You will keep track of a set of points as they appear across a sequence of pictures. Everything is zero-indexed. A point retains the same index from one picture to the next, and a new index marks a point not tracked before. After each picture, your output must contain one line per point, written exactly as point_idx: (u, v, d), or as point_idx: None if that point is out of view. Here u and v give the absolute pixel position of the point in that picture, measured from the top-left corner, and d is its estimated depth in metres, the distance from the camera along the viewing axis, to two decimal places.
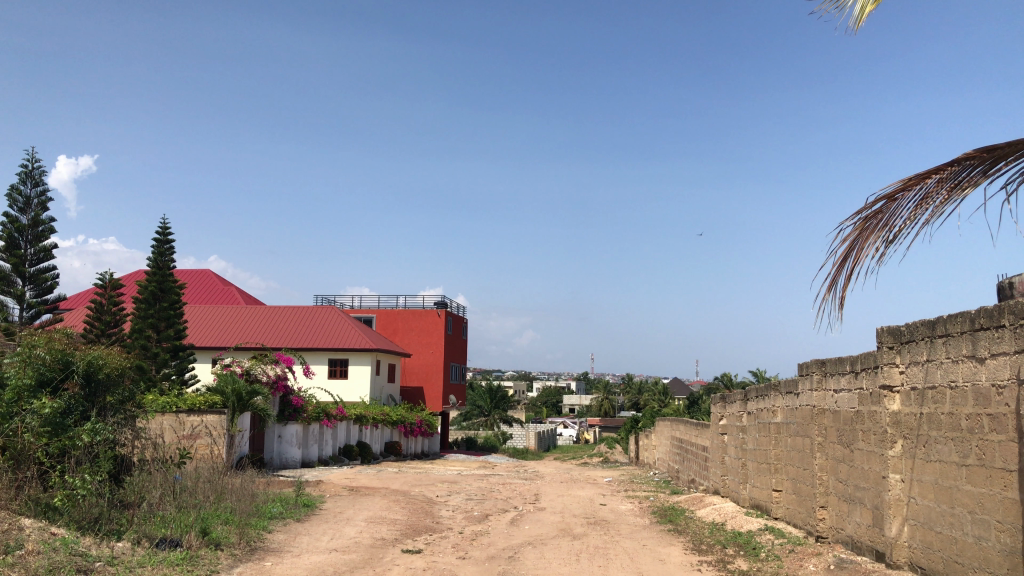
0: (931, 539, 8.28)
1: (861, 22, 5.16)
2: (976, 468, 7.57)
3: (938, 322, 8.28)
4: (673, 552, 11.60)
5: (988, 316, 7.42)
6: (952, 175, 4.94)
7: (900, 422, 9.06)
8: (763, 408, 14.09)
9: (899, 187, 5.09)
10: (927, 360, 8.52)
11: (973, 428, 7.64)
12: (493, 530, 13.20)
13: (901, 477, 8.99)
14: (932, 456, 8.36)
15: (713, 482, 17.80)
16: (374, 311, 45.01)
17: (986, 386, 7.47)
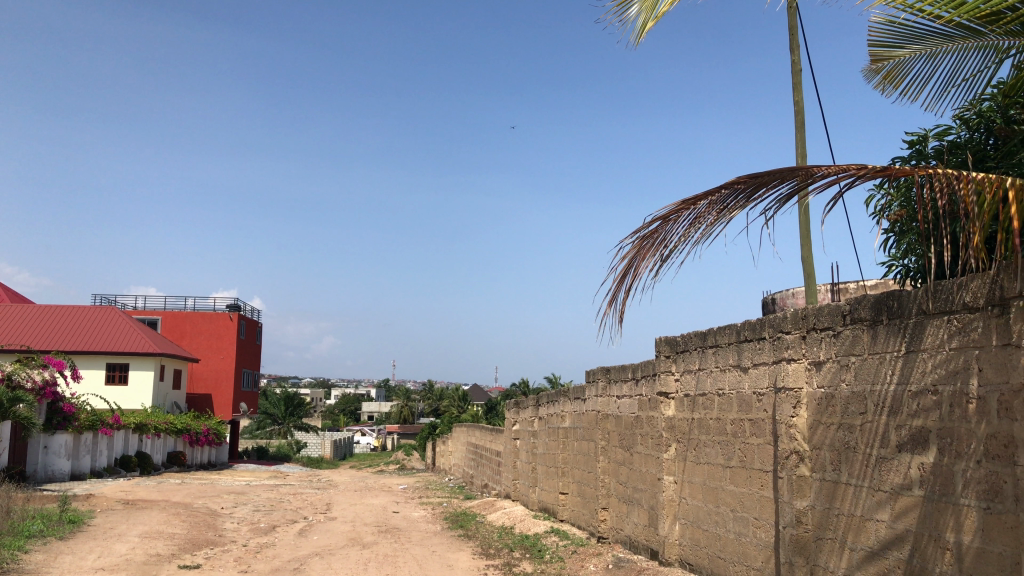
0: (698, 536, 8.87)
1: (642, 39, 5.54)
2: (738, 469, 8.19)
3: (708, 333, 8.91)
4: (461, 558, 11.73)
5: (752, 329, 8.06)
6: (721, 199, 5.36)
7: (674, 427, 9.64)
8: (552, 414, 14.58)
9: (674, 209, 5.48)
10: (699, 368, 9.13)
11: (736, 432, 8.27)
12: (279, 542, 12.79)
13: (674, 479, 9.53)
14: (701, 458, 8.95)
15: (504, 486, 18.20)
16: (159, 312, 42.62)
17: (748, 393, 8.10)
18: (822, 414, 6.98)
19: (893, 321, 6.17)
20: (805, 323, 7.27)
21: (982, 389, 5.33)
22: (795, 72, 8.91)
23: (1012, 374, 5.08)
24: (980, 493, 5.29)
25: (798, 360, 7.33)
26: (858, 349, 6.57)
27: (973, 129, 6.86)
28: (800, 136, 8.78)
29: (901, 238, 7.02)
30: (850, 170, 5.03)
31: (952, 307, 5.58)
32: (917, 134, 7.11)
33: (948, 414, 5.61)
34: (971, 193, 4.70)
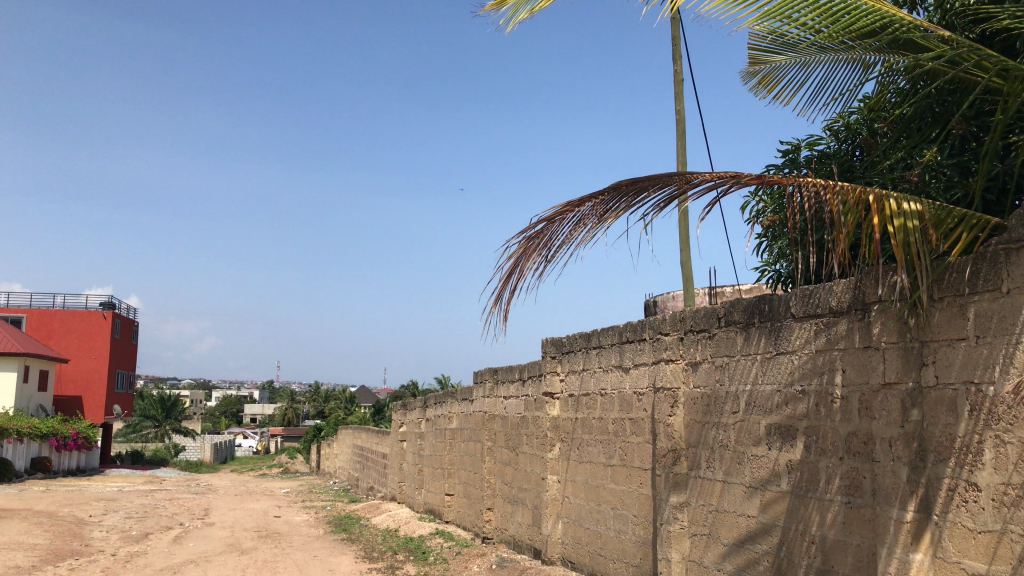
0: (579, 535, 9.00)
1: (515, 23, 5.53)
2: (619, 468, 8.34)
3: (593, 334, 9.06)
4: (343, 561, 11.54)
5: (633, 330, 8.24)
6: (604, 202, 5.45)
7: (558, 427, 9.76)
8: (440, 415, 14.52)
9: (559, 210, 5.54)
10: (583, 369, 9.26)
11: (617, 431, 8.43)
12: (151, 550, 12.28)
13: (557, 478, 9.64)
14: (584, 457, 9.08)
15: (390, 489, 18.03)
16: (26, 311, 40.31)
17: (629, 393, 8.28)
18: (697, 413, 7.19)
19: (765, 323, 6.42)
20: (683, 325, 7.48)
21: (845, 388, 5.59)
22: (678, 81, 9.17)
23: (872, 375, 5.35)
24: (842, 488, 5.55)
25: (676, 361, 7.52)
26: (731, 350, 6.80)
27: (841, 141, 7.20)
28: (682, 143, 9.03)
29: (773, 243, 7.30)
30: (725, 178, 5.19)
31: (819, 311, 5.84)
32: (790, 144, 7.41)
33: (814, 412, 5.86)
34: (836, 203, 4.93)
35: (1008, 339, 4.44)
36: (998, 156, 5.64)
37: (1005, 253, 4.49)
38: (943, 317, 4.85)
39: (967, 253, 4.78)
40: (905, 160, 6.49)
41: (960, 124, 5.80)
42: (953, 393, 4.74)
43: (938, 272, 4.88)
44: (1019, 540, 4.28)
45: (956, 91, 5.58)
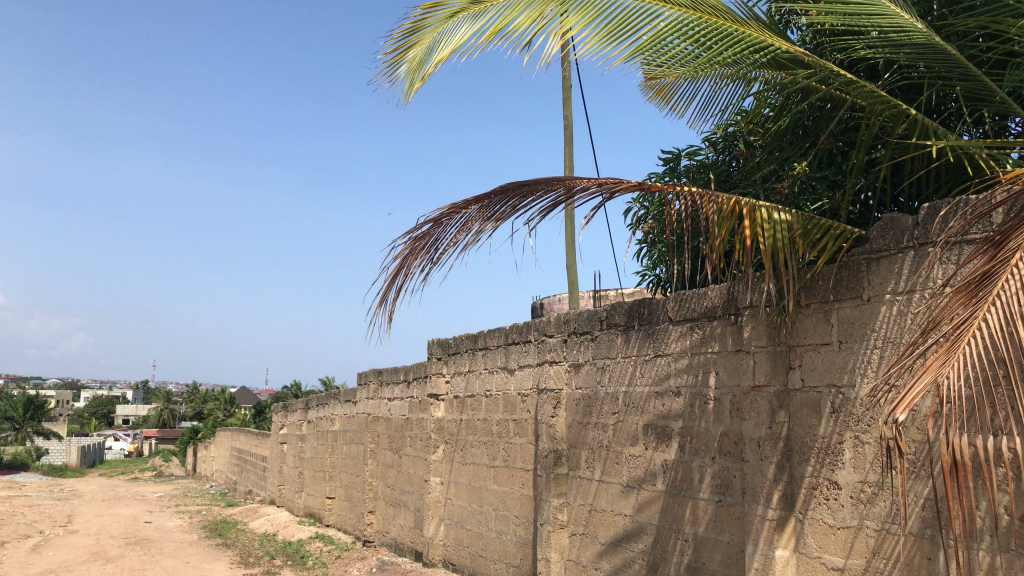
0: (461, 536, 8.99)
1: (409, 98, 5.59)
2: (501, 469, 8.38)
3: (479, 336, 9.07)
4: (217, 568, 11.17)
5: (518, 332, 8.30)
6: (490, 205, 5.47)
7: (442, 428, 9.72)
8: (322, 416, 14.25)
9: (446, 213, 5.53)
10: (468, 370, 9.26)
11: (500, 433, 8.46)
12: (7, 560, 11.56)
13: (440, 480, 9.59)
14: (467, 459, 9.07)
15: (269, 492, 17.59)
16: None
17: (513, 395, 8.32)
18: (578, 414, 7.30)
19: (644, 326, 6.56)
20: (566, 327, 7.57)
21: (718, 390, 5.77)
22: (566, 87, 9.31)
23: (743, 378, 5.54)
24: (714, 487, 5.73)
25: (559, 362, 7.62)
26: (612, 352, 6.93)
27: (719, 152, 7.44)
28: (569, 148, 9.16)
29: (653, 248, 7.48)
30: (608, 184, 5.28)
31: (696, 315, 6.01)
32: (671, 153, 7.60)
33: (688, 413, 6.03)
34: (713, 211, 5.08)
35: (867, 344, 4.68)
36: (862, 171, 5.96)
37: (866, 263, 4.73)
38: (809, 322, 5.07)
39: (832, 261, 5.02)
40: (777, 172, 6.76)
41: (828, 139, 6.09)
42: (817, 395, 4.96)
43: (805, 280, 5.10)
44: (874, 535, 4.51)
45: (825, 108, 5.86)
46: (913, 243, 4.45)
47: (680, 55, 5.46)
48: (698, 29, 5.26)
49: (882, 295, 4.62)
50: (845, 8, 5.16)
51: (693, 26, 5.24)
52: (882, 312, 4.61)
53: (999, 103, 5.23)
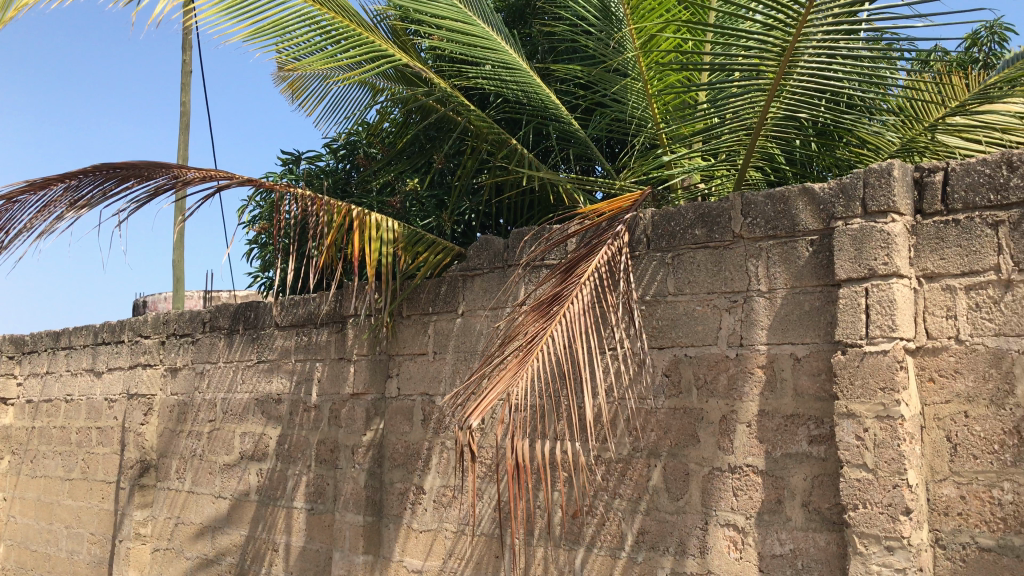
0: (24, 559, 7.94)
1: None
2: (78, 482, 7.55)
3: (62, 333, 8.10)
4: None
5: (110, 331, 7.55)
6: (77, 186, 4.90)
7: (9, 437, 8.53)
8: None
9: (22, 189, 4.86)
10: (47, 372, 8.23)
11: (81, 441, 7.63)
12: None
13: (3, 496, 8.38)
14: (36, 471, 8.06)
15: None
16: None
17: (99, 400, 7.56)
18: (172, 421, 6.83)
19: (249, 330, 6.33)
20: (164, 328, 7.04)
21: (318, 398, 5.73)
22: (185, 72, 8.74)
23: (342, 385, 5.56)
24: (307, 495, 5.65)
25: (154, 365, 7.07)
26: (213, 356, 6.59)
27: (340, 160, 7.30)
28: (183, 137, 8.58)
29: (264, 250, 7.26)
30: (221, 176, 5.03)
31: (301, 321, 5.93)
32: (291, 154, 7.39)
33: (287, 420, 5.92)
34: (321, 217, 5.03)
35: (457, 355, 4.95)
36: (467, 193, 6.32)
37: (462, 279, 5.01)
38: (408, 332, 5.24)
39: (430, 276, 5.23)
40: (391, 186, 6.90)
41: (440, 159, 6.37)
42: (410, 403, 5.14)
43: (408, 292, 5.26)
44: (451, 536, 4.75)
45: (441, 128, 6.11)
46: (502, 263, 4.80)
47: (303, 43, 5.29)
48: (332, 23, 5.25)
49: (473, 311, 4.91)
50: (463, 39, 5.44)
51: (327, 21, 5.21)
52: (473, 326, 4.90)
53: (583, 143, 5.88)
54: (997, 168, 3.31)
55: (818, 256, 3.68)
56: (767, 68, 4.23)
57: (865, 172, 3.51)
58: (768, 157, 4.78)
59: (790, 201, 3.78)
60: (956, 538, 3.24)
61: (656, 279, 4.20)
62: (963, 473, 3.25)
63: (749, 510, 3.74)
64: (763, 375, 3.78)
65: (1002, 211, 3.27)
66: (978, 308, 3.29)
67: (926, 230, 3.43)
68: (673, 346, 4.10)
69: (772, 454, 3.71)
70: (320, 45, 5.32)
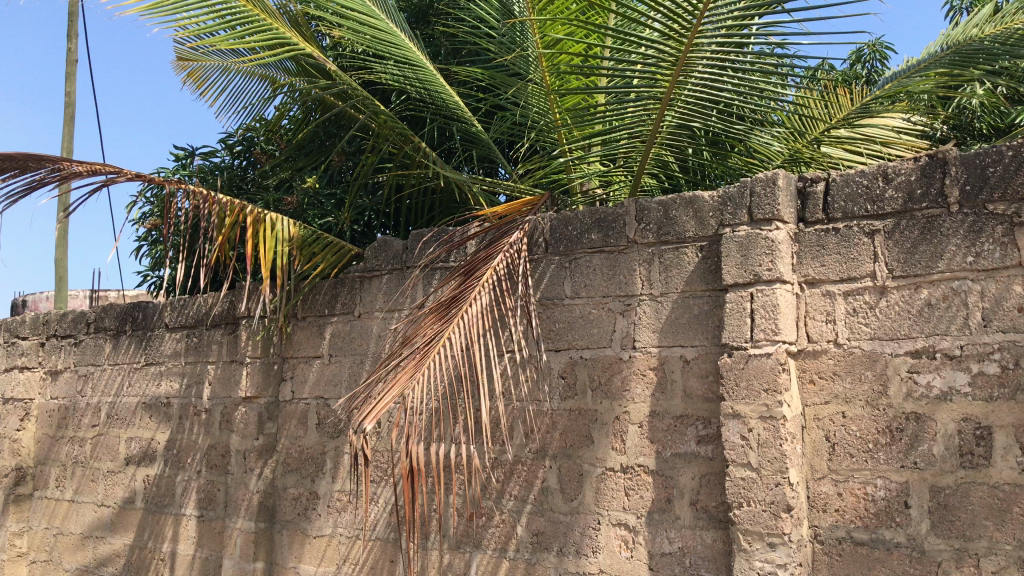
0: None
1: None
2: None
3: None
4: None
5: None
6: None
7: None
8: None
9: None
10: None
11: None
12: None
13: None
14: None
15: None
16: None
17: None
18: (52, 427, 6.52)
19: (137, 331, 6.10)
20: (44, 329, 6.70)
21: (209, 401, 5.56)
22: (70, 61, 8.35)
23: (234, 388, 5.41)
24: (197, 502, 5.47)
25: (33, 368, 6.73)
26: (97, 358, 6.32)
27: (235, 156, 7.10)
28: (68, 129, 8.20)
29: (154, 248, 7.01)
30: (107, 170, 4.83)
31: (191, 322, 5.75)
32: (184, 149, 7.16)
33: (176, 425, 5.72)
34: (213, 215, 4.88)
35: (353, 357, 4.88)
36: (366, 193, 6.25)
37: (359, 281, 4.94)
38: (303, 335, 5.14)
39: (327, 276, 5.14)
40: (289, 184, 6.76)
41: (339, 157, 6.28)
42: (305, 406, 5.04)
43: (304, 292, 5.15)
44: (345, 542, 4.67)
45: (341, 126, 6.02)
46: (400, 265, 4.76)
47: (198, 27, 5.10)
48: (229, 5, 5.08)
49: (370, 313, 4.85)
50: (364, 35, 5.36)
51: (223, 5, 5.05)
52: (369, 329, 4.84)
53: (485, 145, 5.90)
54: (874, 180, 3.47)
55: (707, 262, 3.78)
56: (663, 77, 4.33)
57: (752, 181, 3.63)
58: (662, 163, 4.90)
59: (682, 207, 3.88)
60: (833, 534, 3.37)
61: (553, 283, 4.24)
62: (840, 471, 3.39)
63: (640, 509, 3.81)
64: (655, 377, 3.87)
65: (878, 221, 3.43)
66: (855, 313, 3.44)
67: (807, 238, 3.57)
68: (568, 349, 4.15)
69: (662, 454, 3.79)
70: (213, 29, 5.13)
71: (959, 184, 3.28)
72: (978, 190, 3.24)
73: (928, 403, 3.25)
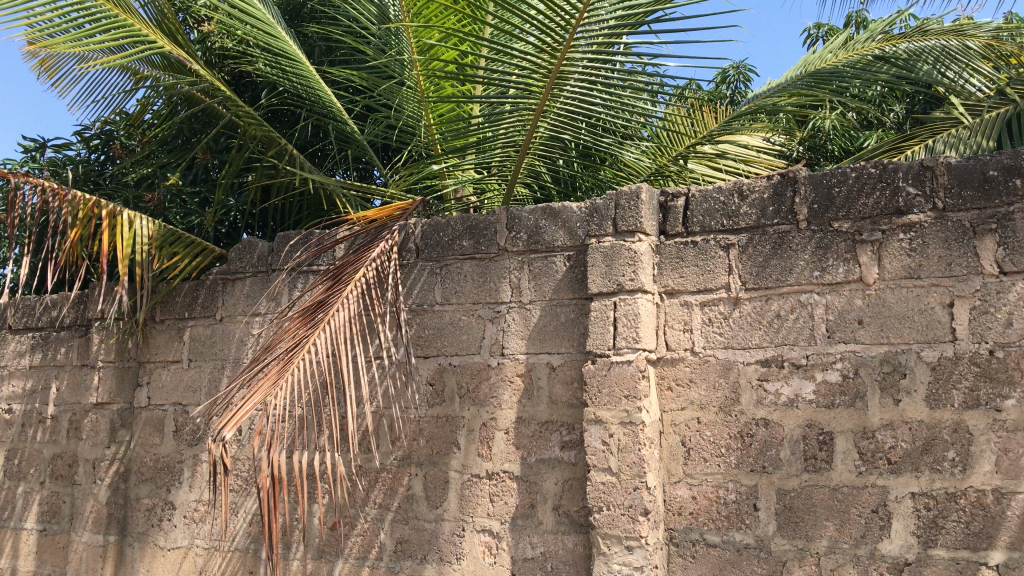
0: None
1: None
2: None
3: None
4: None
5: None
6: None
7: None
8: None
9: None
10: None
11: None
12: None
13: None
14: None
15: None
16: None
17: None
18: None
19: None
20: None
21: (57, 408, 5.26)
22: None
23: (84, 394, 5.13)
24: (39, 515, 5.16)
25: None
26: None
27: (93, 150, 6.75)
28: None
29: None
30: None
31: (38, 325, 5.42)
32: (35, 140, 6.75)
33: (19, 433, 5.39)
34: (65, 211, 4.62)
35: (214, 363, 4.71)
36: (234, 193, 6.05)
37: (223, 283, 4.78)
38: (161, 338, 4.92)
39: (188, 278, 4.95)
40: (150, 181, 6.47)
41: (205, 155, 6.07)
42: (161, 413, 4.83)
43: (164, 294, 4.94)
44: (201, 554, 4.50)
45: (207, 123, 5.82)
46: (266, 268, 4.63)
47: (63, 24, 4.90)
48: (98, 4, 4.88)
49: (233, 317, 4.70)
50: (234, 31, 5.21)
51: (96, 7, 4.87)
52: (232, 333, 4.68)
53: (359, 147, 5.82)
54: (730, 196, 3.63)
55: (573, 271, 3.86)
56: (535, 89, 4.39)
57: (617, 194, 3.73)
58: (535, 174, 4.96)
59: (551, 217, 3.94)
60: (688, 536, 3.49)
61: (422, 289, 4.23)
62: (695, 475, 3.52)
63: (503, 515, 3.84)
64: (521, 383, 3.91)
65: (733, 235, 3.60)
66: (711, 323, 3.58)
67: (668, 250, 3.70)
68: (436, 356, 4.14)
69: (527, 460, 3.83)
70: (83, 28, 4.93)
71: (807, 203, 3.47)
72: (825, 209, 3.44)
73: (776, 410, 3.42)
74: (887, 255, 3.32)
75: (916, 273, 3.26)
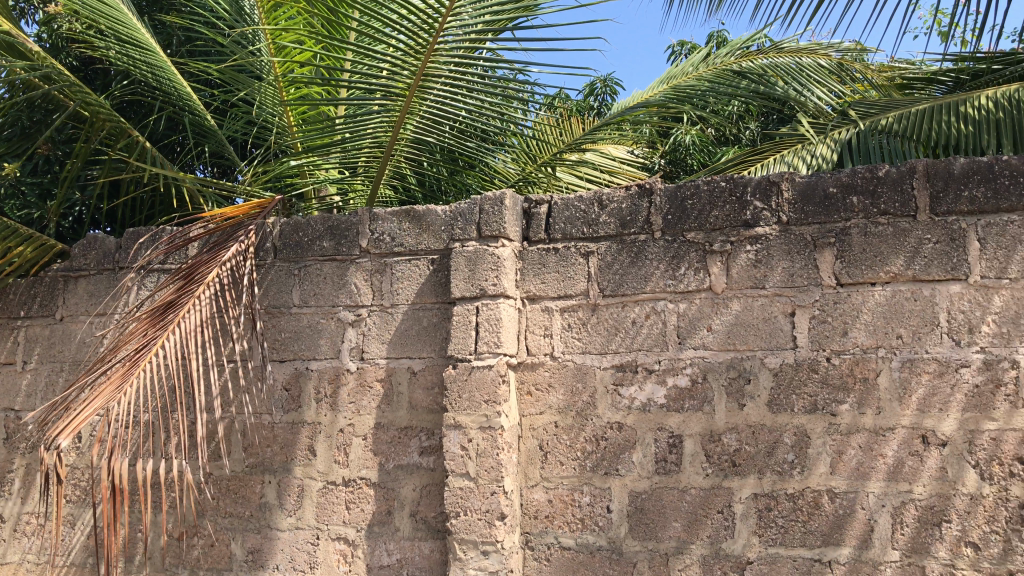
0: None
1: None
2: None
3: None
4: None
5: None
6: None
7: None
8: None
9: None
10: None
11: None
12: None
13: None
14: None
15: None
16: None
17: None
18: None
19: None
20: None
21: None
22: None
23: None
24: None
25: None
26: None
27: None
28: None
29: None
30: None
31: None
32: None
33: None
34: None
35: (52, 366, 4.41)
36: (79, 186, 5.71)
37: (64, 281, 4.48)
38: None
39: (27, 272, 4.59)
40: None
41: (48, 145, 5.69)
42: None
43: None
44: (32, 570, 4.21)
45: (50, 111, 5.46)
46: (112, 265, 4.38)
47: None
48: None
49: (75, 316, 4.42)
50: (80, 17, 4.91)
51: None
52: (73, 334, 4.40)
53: (217, 142, 5.60)
54: (590, 205, 3.70)
55: (437, 275, 3.83)
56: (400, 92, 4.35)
57: (481, 199, 3.73)
58: (399, 176, 4.93)
59: (415, 220, 3.90)
60: (543, 539, 3.53)
61: (280, 290, 4.10)
62: (551, 479, 3.56)
63: (359, 522, 3.77)
64: (381, 389, 3.85)
65: (593, 243, 3.67)
66: (569, 328, 3.64)
67: (530, 256, 3.73)
68: (294, 360, 4.02)
69: (385, 466, 3.78)
70: None
71: (662, 213, 3.58)
72: (679, 220, 3.56)
73: (630, 415, 3.50)
74: (736, 266, 3.46)
75: (761, 283, 3.42)
